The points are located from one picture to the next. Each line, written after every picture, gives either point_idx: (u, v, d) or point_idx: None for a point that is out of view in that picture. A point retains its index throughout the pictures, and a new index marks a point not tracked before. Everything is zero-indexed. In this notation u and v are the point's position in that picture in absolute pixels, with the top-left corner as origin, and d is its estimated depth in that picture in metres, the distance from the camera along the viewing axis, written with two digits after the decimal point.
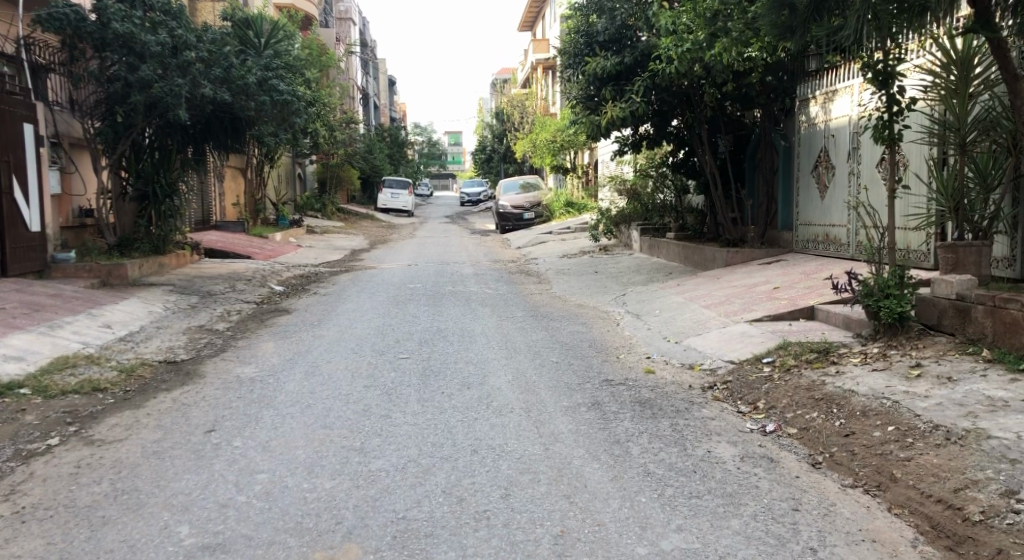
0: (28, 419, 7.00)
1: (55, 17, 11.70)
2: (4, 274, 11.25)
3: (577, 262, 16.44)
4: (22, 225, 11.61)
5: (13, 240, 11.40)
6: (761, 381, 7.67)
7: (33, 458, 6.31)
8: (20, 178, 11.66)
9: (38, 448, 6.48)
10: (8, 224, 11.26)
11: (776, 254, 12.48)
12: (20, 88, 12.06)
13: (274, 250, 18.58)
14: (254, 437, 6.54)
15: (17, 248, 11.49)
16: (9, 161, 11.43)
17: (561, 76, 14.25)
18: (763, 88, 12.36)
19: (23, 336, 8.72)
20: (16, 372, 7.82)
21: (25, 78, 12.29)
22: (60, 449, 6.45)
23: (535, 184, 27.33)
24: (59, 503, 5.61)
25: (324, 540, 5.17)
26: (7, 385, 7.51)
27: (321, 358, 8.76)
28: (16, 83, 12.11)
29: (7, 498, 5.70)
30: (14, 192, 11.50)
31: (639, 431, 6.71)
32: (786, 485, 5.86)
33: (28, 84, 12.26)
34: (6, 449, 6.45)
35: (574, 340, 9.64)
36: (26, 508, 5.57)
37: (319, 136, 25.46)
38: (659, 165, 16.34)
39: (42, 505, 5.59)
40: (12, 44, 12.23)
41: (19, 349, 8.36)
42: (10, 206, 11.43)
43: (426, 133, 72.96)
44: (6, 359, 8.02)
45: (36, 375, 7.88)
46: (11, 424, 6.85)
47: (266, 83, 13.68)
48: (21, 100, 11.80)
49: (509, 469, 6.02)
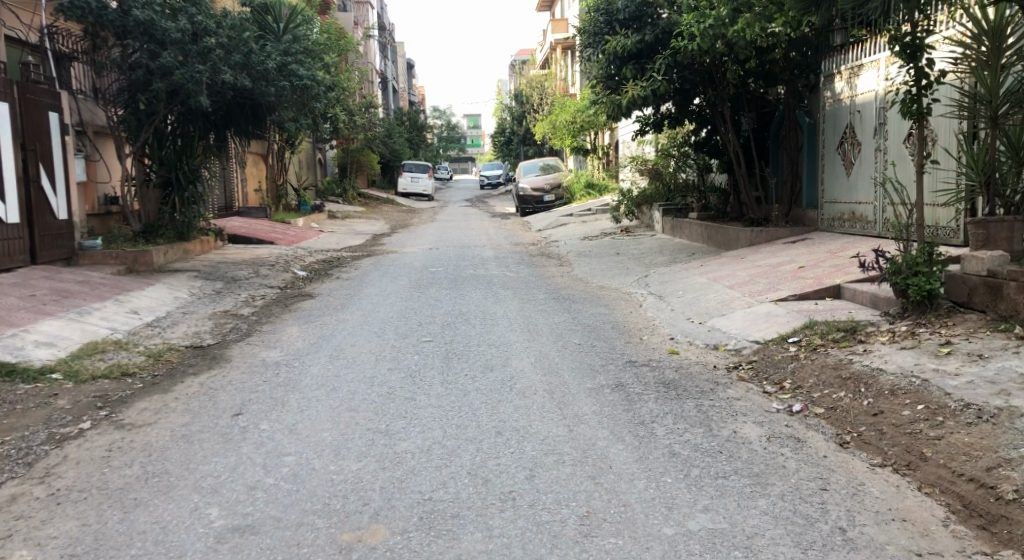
0: (60, 403, 7.08)
1: (76, 6, 11.59)
2: (33, 262, 11.34)
3: (598, 244, 16.38)
4: (50, 213, 11.69)
5: (41, 228, 11.49)
6: (787, 361, 7.63)
7: (66, 441, 6.37)
8: (46, 166, 11.72)
9: (70, 432, 6.54)
10: (36, 212, 11.35)
11: (802, 233, 12.36)
12: (46, 77, 12.19)
13: (296, 235, 18.62)
14: (281, 420, 6.57)
15: (45, 236, 11.58)
16: (35, 149, 11.50)
17: (580, 55, 14.15)
18: (787, 63, 12.19)
19: (53, 322, 8.79)
20: (47, 358, 7.89)
21: (50, 67, 12.42)
22: (92, 433, 6.51)
23: (555, 166, 27.09)
24: (92, 485, 5.66)
25: (352, 521, 5.19)
26: (39, 370, 7.60)
27: (345, 342, 8.77)
28: (41, 72, 12.24)
29: (42, 481, 5.76)
30: (41, 180, 11.58)
31: (664, 412, 6.68)
32: (814, 465, 5.83)
33: (53, 73, 12.42)
34: (40, 433, 6.51)
35: (597, 322, 9.63)
36: (60, 490, 5.63)
37: (339, 120, 25.46)
38: (680, 144, 16.20)
39: (76, 487, 5.65)
40: (37, 34, 12.33)
41: (49, 335, 8.44)
42: (37, 194, 11.50)
43: (445, 117, 72.74)
44: (37, 346, 8.08)
45: (67, 360, 7.96)
46: (43, 409, 6.92)
47: (286, 68, 13.70)
48: (47, 88, 11.88)
49: (534, 451, 6.02)
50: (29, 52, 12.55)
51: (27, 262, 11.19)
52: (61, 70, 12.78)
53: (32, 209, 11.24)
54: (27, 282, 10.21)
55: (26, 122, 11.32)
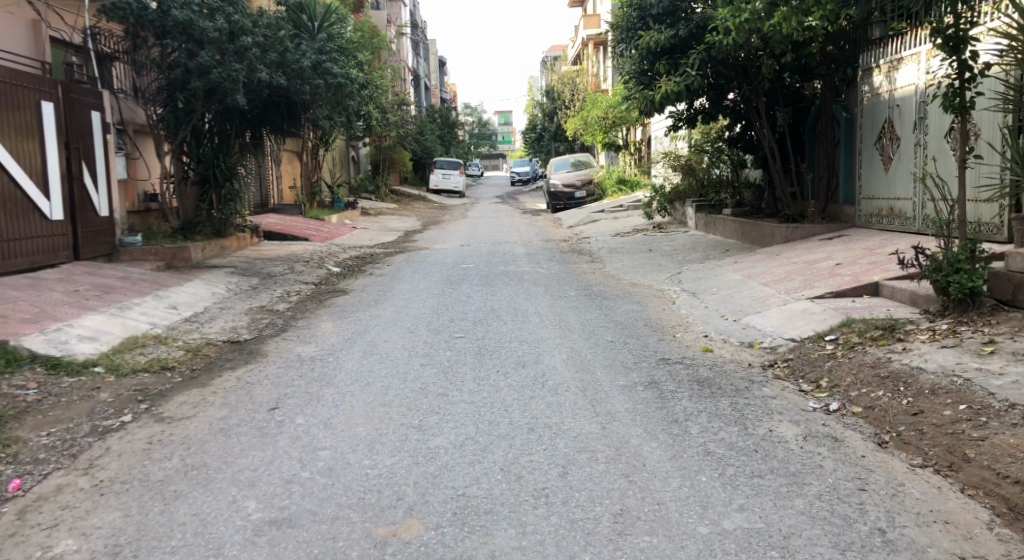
0: (103, 396, 7.15)
1: (117, 7, 11.74)
2: (76, 258, 11.49)
3: (631, 240, 16.29)
4: (92, 210, 11.83)
5: (84, 225, 11.63)
6: (824, 359, 7.52)
7: (109, 433, 6.43)
8: (89, 164, 11.86)
9: (113, 424, 6.60)
10: (79, 209, 11.49)
11: (838, 229, 12.20)
12: (88, 77, 12.32)
13: (329, 232, 18.70)
14: (316, 414, 6.59)
15: (88, 232, 11.72)
16: (78, 148, 11.64)
17: (613, 51, 14.09)
18: (823, 57, 11.95)
19: (95, 317, 8.90)
20: (90, 352, 7.98)
21: (93, 67, 12.58)
22: (133, 425, 6.57)
23: (586, 162, 27.00)
24: (134, 477, 5.71)
25: (386, 516, 5.18)
26: (82, 363, 7.70)
27: (378, 338, 8.79)
28: (84, 72, 12.39)
29: (86, 472, 5.82)
30: (84, 178, 11.71)
31: (698, 411, 6.61)
32: (852, 464, 5.74)
33: (95, 73, 12.58)
34: (84, 425, 6.58)
35: (629, 318, 9.57)
36: (104, 481, 5.69)
37: (372, 117, 25.56)
38: (715, 139, 16.07)
39: (119, 478, 5.70)
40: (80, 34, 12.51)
41: (91, 329, 8.54)
42: (80, 191, 11.64)
43: (476, 114, 72.84)
44: (80, 340, 8.18)
45: (109, 354, 8.05)
46: (86, 402, 7.00)
47: (320, 66, 13.75)
48: (89, 88, 12.01)
49: (567, 448, 5.98)
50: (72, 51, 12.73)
51: (70, 257, 11.34)
52: (103, 70, 12.95)
53: (75, 206, 11.38)
54: (70, 278, 10.35)
55: (69, 121, 11.45)
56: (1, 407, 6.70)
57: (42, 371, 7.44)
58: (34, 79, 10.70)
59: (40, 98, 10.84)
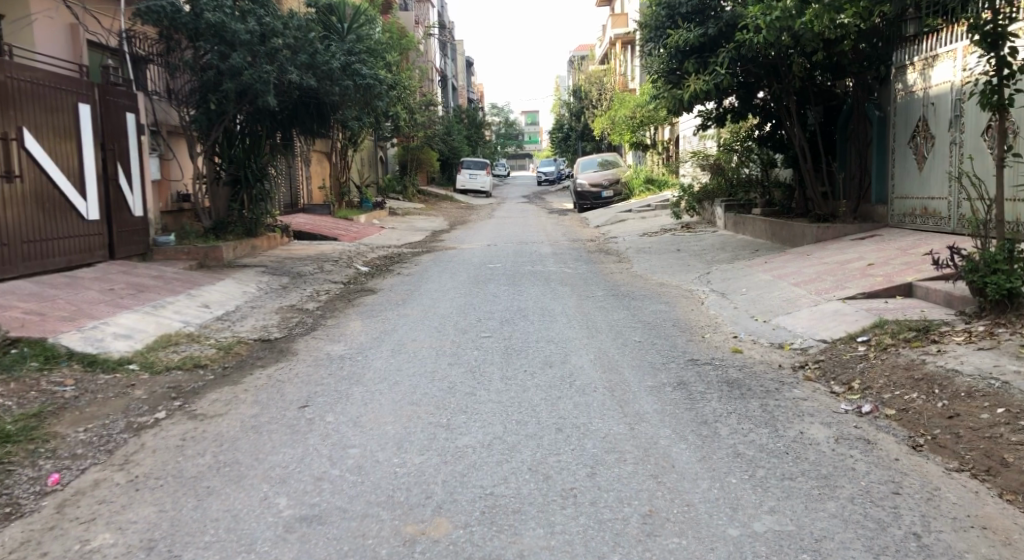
0: (137, 393, 7.21)
1: (152, 10, 11.79)
2: (111, 257, 11.60)
3: (659, 240, 16.20)
4: (127, 210, 11.95)
5: (118, 225, 11.74)
6: (856, 360, 7.43)
7: (143, 430, 6.48)
8: (123, 165, 11.97)
9: (147, 421, 6.65)
10: (114, 209, 11.60)
11: (870, 229, 12.06)
12: (123, 79, 12.43)
13: (357, 231, 18.77)
14: (345, 412, 6.60)
15: (122, 232, 11.84)
16: (113, 149, 11.75)
17: (641, 50, 14.00)
18: (856, 55, 11.80)
19: (130, 315, 8.98)
20: (125, 350, 8.06)
21: (128, 69, 12.70)
22: (167, 422, 6.61)
23: (613, 161, 26.92)
24: (168, 473, 5.74)
25: (415, 514, 5.17)
26: (118, 361, 7.77)
27: (406, 337, 8.79)
28: (119, 75, 12.51)
29: (121, 467, 5.87)
30: (119, 178, 11.82)
31: (727, 412, 6.55)
32: (886, 467, 5.65)
33: (130, 75, 12.70)
34: (119, 421, 6.64)
35: (657, 319, 9.52)
36: (139, 476, 5.73)
37: (400, 118, 25.64)
38: (744, 138, 15.94)
39: (153, 474, 5.74)
40: (116, 38, 12.78)
41: (126, 327, 8.62)
42: (115, 191, 11.76)
43: (502, 113, 72.86)
44: (116, 338, 8.26)
45: (143, 352, 8.12)
46: (122, 399, 7.06)
47: (349, 67, 13.79)
48: (124, 90, 12.12)
49: (595, 448, 5.94)
50: (108, 54, 12.88)
51: (105, 257, 11.45)
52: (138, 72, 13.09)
53: (110, 206, 11.49)
54: (105, 277, 10.46)
55: (104, 122, 11.56)
56: (40, 403, 6.78)
57: (79, 368, 7.52)
58: (71, 82, 10.82)
59: (77, 100, 10.95)
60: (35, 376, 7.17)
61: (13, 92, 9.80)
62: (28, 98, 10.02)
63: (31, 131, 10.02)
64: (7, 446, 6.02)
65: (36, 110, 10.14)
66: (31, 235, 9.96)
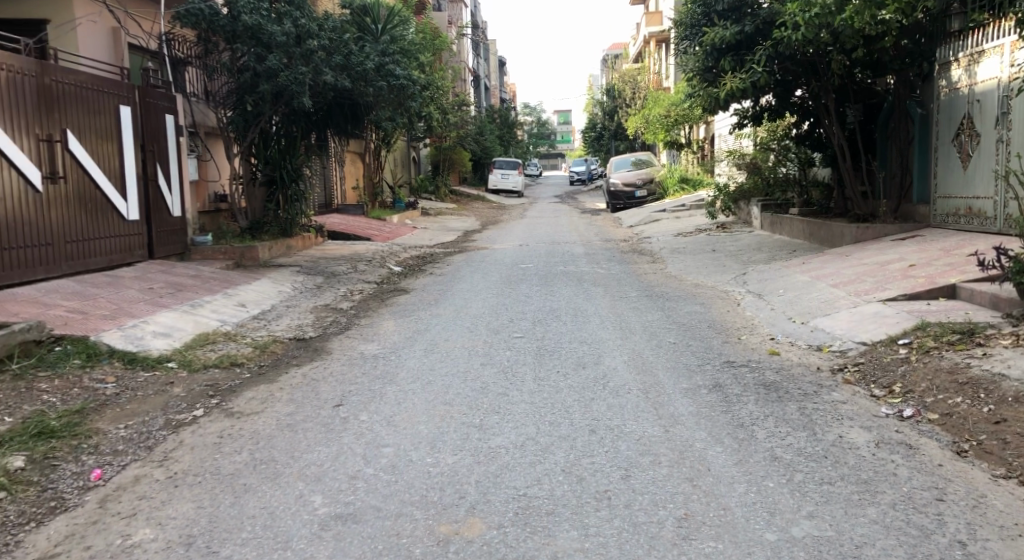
0: (176, 390, 7.24)
1: (190, 13, 11.89)
2: (151, 257, 11.70)
3: (694, 240, 16.05)
4: (166, 210, 12.05)
5: (157, 224, 11.84)
6: (897, 363, 7.27)
7: (182, 427, 6.49)
8: (163, 165, 12.07)
9: (185, 418, 6.67)
10: (153, 209, 11.70)
11: (911, 229, 11.84)
12: (163, 82, 12.54)
13: (391, 231, 18.82)
14: (378, 411, 6.57)
15: (161, 232, 11.93)
16: (153, 149, 11.84)
17: (676, 48, 13.88)
18: (898, 52, 11.69)
19: (169, 313, 9.04)
20: (164, 348, 8.10)
21: (167, 71, 12.80)
22: (205, 420, 6.63)
23: (647, 161, 26.77)
24: (206, 470, 5.74)
25: (449, 514, 5.13)
26: (157, 358, 7.81)
27: (440, 337, 8.76)
28: (159, 77, 12.63)
29: (160, 464, 5.88)
30: (159, 179, 11.92)
31: (765, 415, 6.44)
32: (929, 473, 5.52)
33: (169, 77, 12.80)
34: (158, 418, 6.66)
35: (692, 320, 9.40)
36: (178, 473, 5.74)
37: (433, 118, 25.68)
38: (781, 137, 15.74)
39: (192, 471, 5.74)
40: (156, 41, 12.94)
41: (165, 325, 8.67)
42: (154, 192, 11.86)
43: (535, 113, 72.79)
44: (155, 336, 8.31)
45: (181, 350, 8.16)
46: (161, 396, 7.09)
47: (383, 68, 13.78)
48: (163, 92, 12.21)
49: (629, 450, 5.86)
50: (148, 56, 13.01)
51: (145, 256, 11.55)
52: (177, 74, 13.22)
53: (149, 205, 11.59)
54: (144, 276, 10.54)
55: (144, 123, 11.65)
56: (82, 399, 6.83)
57: (119, 365, 7.57)
58: (113, 84, 10.91)
59: (119, 102, 11.04)
60: (78, 373, 7.23)
61: (58, 95, 9.88)
62: (72, 101, 10.10)
63: (74, 133, 10.11)
64: (51, 442, 6.07)
65: (79, 113, 10.24)
66: (75, 235, 10.06)
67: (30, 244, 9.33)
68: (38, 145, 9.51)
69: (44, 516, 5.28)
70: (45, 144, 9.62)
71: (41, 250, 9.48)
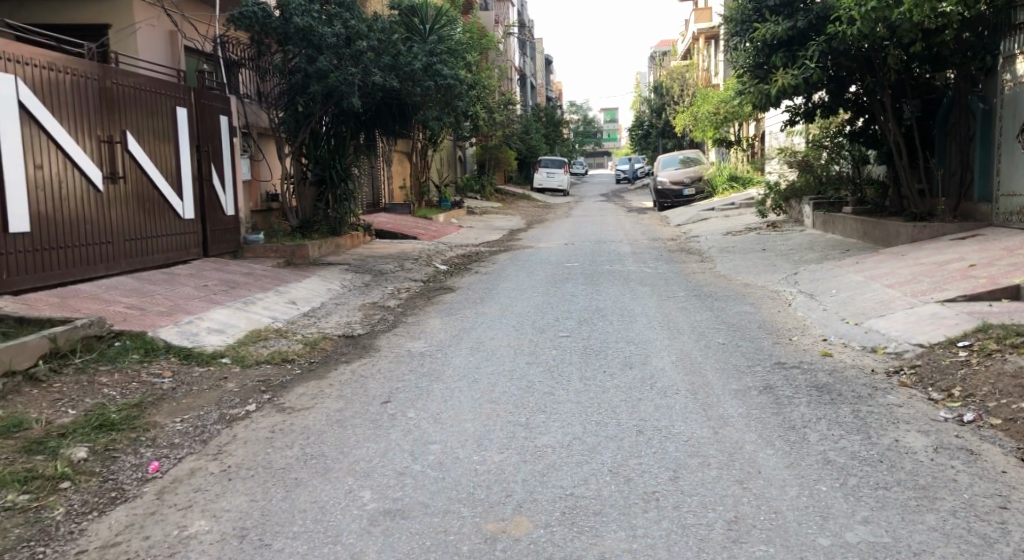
0: (230, 385, 7.29)
1: (244, 15, 12.10)
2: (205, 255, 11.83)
3: (743, 239, 15.83)
4: (220, 209, 12.18)
5: (212, 223, 11.98)
6: (957, 366, 7.05)
7: (235, 421, 6.53)
8: (217, 165, 12.20)
9: (239, 413, 6.70)
10: (208, 208, 11.83)
11: (972, 228, 11.54)
12: (218, 83, 12.67)
13: (438, 230, 18.85)
14: (426, 409, 6.54)
15: (216, 230, 12.07)
16: (208, 149, 11.97)
17: (726, 45, 13.69)
18: (958, 46, 11.28)
19: (222, 310, 9.11)
20: (218, 344, 8.16)
21: (221, 73, 12.94)
22: (257, 415, 6.65)
23: (696, 158, 26.52)
24: (258, 464, 5.76)
25: (496, 512, 5.07)
26: (211, 354, 7.87)
27: (485, 335, 8.71)
28: (214, 79, 12.78)
29: (215, 457, 5.91)
30: (213, 178, 12.04)
31: (817, 417, 6.28)
32: (991, 480, 5.33)
33: (224, 79, 12.94)
34: (212, 412, 6.70)
35: (741, 320, 9.24)
36: (232, 466, 5.76)
37: (480, 117, 25.69)
38: (834, 134, 15.45)
39: (245, 465, 5.76)
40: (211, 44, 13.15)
41: (219, 322, 8.75)
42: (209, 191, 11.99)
43: (580, 112, 72.53)
44: (209, 332, 8.38)
45: (235, 345, 8.22)
46: (215, 391, 7.14)
47: (430, 68, 13.76)
48: (218, 93, 12.34)
49: (678, 452, 5.75)
50: (203, 58, 13.19)
51: (200, 254, 11.68)
52: (230, 76, 13.39)
53: (203, 204, 11.72)
54: (198, 273, 10.66)
55: (199, 124, 11.78)
56: (140, 393, 6.90)
57: (175, 360, 7.64)
58: (170, 86, 11.05)
59: (175, 104, 11.17)
60: (136, 368, 7.32)
61: (119, 97, 10.03)
62: (132, 103, 10.25)
63: (134, 134, 10.25)
64: (111, 434, 6.14)
65: (139, 114, 10.38)
66: (133, 233, 10.19)
67: (91, 242, 9.47)
68: (99, 146, 9.65)
69: (105, 506, 5.33)
70: (106, 144, 9.76)
71: (101, 248, 9.62)
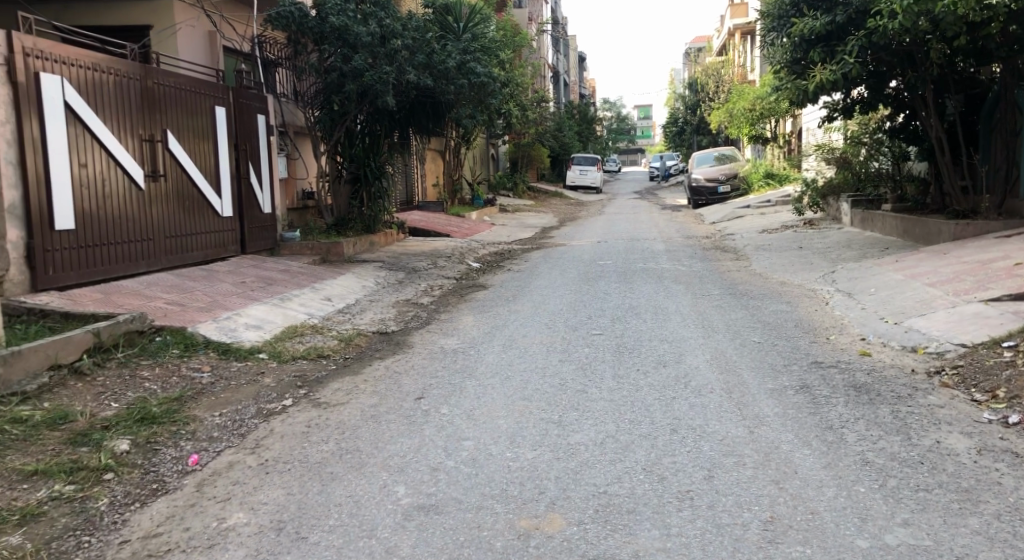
0: (267, 380, 7.33)
1: (281, 15, 12.25)
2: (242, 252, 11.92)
3: (779, 237, 15.66)
4: (257, 207, 12.26)
5: (249, 220, 12.07)
6: (1001, 367, 6.91)
7: (273, 416, 6.56)
8: (254, 163, 12.28)
9: (276, 407, 6.74)
10: (245, 206, 11.92)
11: (1017, 226, 11.32)
12: (256, 83, 12.75)
13: (471, 228, 18.85)
14: (460, 405, 6.53)
15: (253, 228, 12.16)
16: (246, 148, 12.06)
17: (763, 40, 13.55)
18: (1005, 39, 10.97)
19: (259, 306, 9.17)
20: (255, 339, 8.22)
21: (259, 73, 13.04)
22: (293, 409, 6.68)
23: (731, 156, 26.30)
24: (295, 458, 5.78)
25: (529, 509, 5.05)
26: (248, 349, 7.92)
27: (518, 333, 8.69)
28: (252, 79, 12.87)
29: (252, 451, 5.94)
30: (251, 177, 12.13)
31: (855, 417, 6.18)
32: None
33: (262, 79, 13.03)
34: (250, 407, 6.74)
35: (777, 319, 9.13)
36: (269, 460, 5.78)
37: (513, 115, 25.67)
38: (872, 131, 15.23)
39: (281, 459, 5.79)
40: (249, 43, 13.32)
41: (256, 318, 8.80)
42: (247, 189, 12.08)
43: (613, 109, 72.27)
44: (247, 328, 8.44)
45: (271, 341, 8.27)
46: (253, 385, 7.18)
47: (464, 66, 13.75)
48: (255, 93, 12.42)
49: (712, 451, 5.68)
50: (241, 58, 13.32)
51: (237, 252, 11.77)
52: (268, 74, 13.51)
53: (240, 202, 11.81)
54: (236, 270, 10.75)
55: (237, 123, 11.86)
56: (180, 387, 6.96)
57: (214, 355, 7.70)
58: (209, 86, 11.13)
59: (214, 104, 11.25)
60: (176, 362, 7.39)
61: (160, 97, 10.12)
62: (172, 103, 10.34)
63: (174, 134, 10.35)
64: (152, 427, 6.20)
65: (178, 114, 10.47)
66: (173, 231, 10.29)
67: (133, 239, 9.58)
68: (142, 146, 9.75)
69: (146, 497, 5.38)
70: (147, 143, 9.86)
71: (143, 245, 9.73)
